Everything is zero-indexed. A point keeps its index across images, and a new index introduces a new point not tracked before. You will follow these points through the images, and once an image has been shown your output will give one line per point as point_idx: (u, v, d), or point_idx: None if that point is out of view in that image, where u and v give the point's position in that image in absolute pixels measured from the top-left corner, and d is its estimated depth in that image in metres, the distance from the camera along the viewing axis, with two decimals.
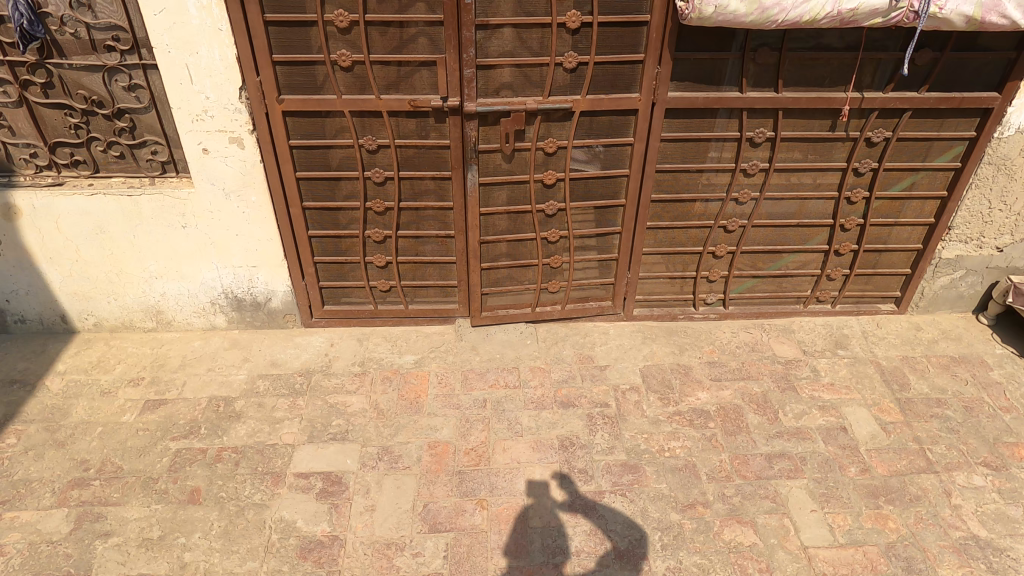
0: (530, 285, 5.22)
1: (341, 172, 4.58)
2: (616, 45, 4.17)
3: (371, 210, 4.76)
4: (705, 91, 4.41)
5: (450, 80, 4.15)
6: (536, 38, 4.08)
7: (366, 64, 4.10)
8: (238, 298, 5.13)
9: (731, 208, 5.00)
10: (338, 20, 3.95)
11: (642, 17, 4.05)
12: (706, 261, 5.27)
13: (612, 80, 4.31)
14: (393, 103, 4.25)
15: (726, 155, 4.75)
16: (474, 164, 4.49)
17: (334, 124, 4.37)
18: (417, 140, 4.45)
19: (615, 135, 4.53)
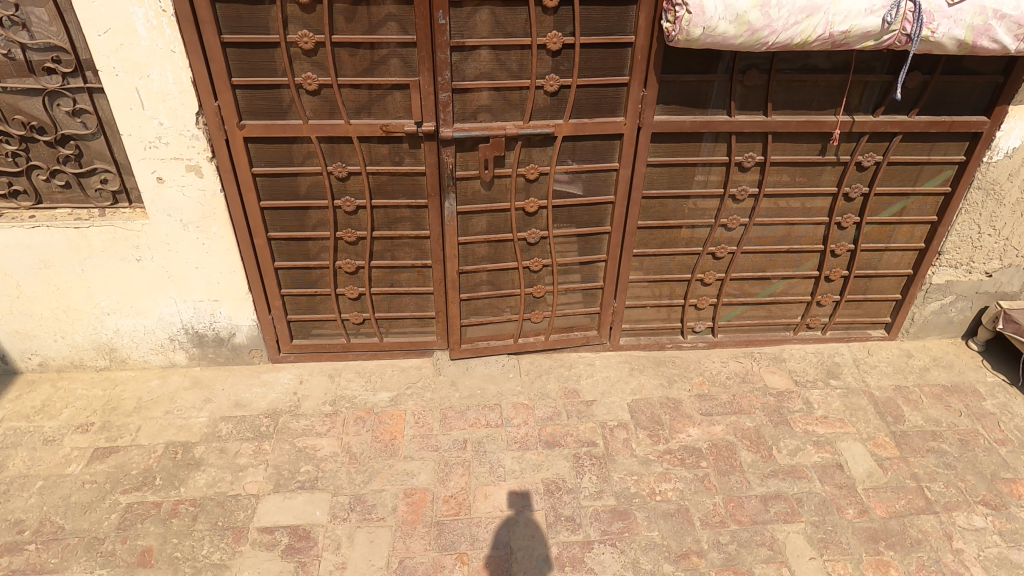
0: (512, 315, 4.96)
1: (309, 201, 4.29)
2: (599, 67, 3.94)
3: (342, 240, 4.48)
4: (692, 115, 4.19)
5: (424, 104, 3.90)
6: (515, 60, 3.84)
7: (333, 87, 3.83)
8: (199, 334, 4.80)
9: (720, 234, 4.79)
10: (302, 41, 3.68)
11: (626, 38, 3.84)
12: (695, 288, 5.06)
13: (596, 104, 4.07)
14: (364, 129, 3.98)
15: (715, 180, 4.55)
16: (451, 193, 4.23)
17: (301, 150, 4.09)
18: (390, 166, 4.18)
19: (600, 160, 4.30)
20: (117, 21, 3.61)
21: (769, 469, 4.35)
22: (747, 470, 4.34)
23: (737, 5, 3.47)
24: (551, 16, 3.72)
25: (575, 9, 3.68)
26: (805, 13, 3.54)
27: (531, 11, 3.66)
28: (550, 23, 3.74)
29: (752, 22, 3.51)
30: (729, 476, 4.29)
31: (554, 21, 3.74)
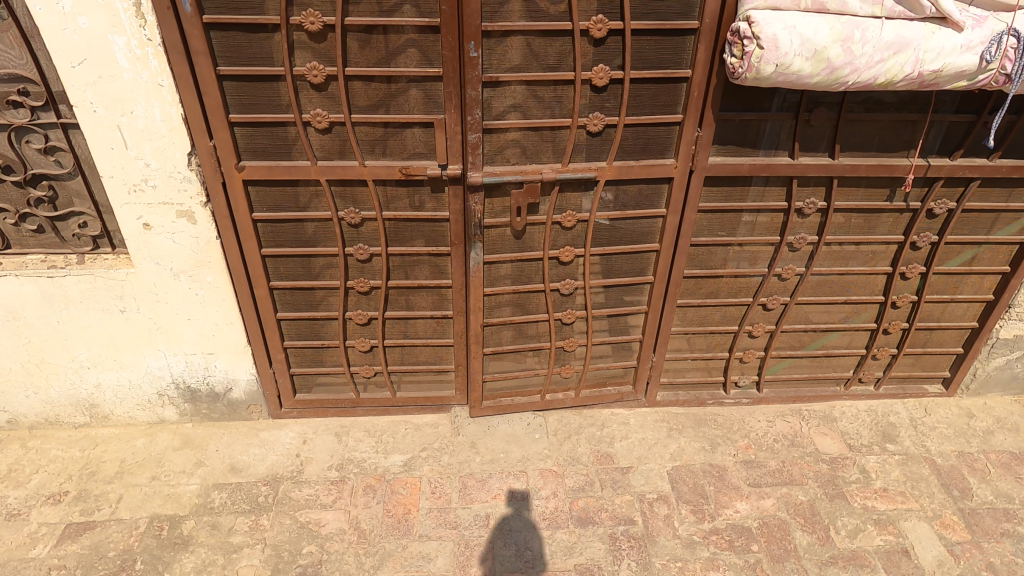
0: (540, 371, 4.46)
1: (316, 247, 3.82)
2: (649, 104, 3.43)
3: (353, 290, 4.00)
4: (750, 157, 3.69)
5: (450, 145, 3.43)
6: (554, 95, 3.34)
7: (346, 126, 3.36)
8: (191, 389, 4.35)
9: (773, 284, 4.29)
10: (312, 73, 3.22)
11: (682, 73, 3.34)
12: (742, 341, 4.57)
13: (644, 145, 3.57)
14: (381, 171, 3.50)
15: (771, 226, 4.04)
16: (479, 242, 3.73)
17: (308, 194, 3.62)
18: (410, 213, 3.69)
19: (646, 206, 3.80)
20: (94, 51, 3.13)
21: (828, 555, 3.87)
22: (803, 556, 3.85)
23: (816, 40, 2.97)
24: (596, 48, 3.23)
25: (627, 41, 3.18)
26: (893, 49, 3.03)
27: (576, 42, 3.16)
28: (595, 56, 3.25)
29: (832, 60, 3.02)
30: (784, 563, 3.80)
31: (600, 54, 3.24)
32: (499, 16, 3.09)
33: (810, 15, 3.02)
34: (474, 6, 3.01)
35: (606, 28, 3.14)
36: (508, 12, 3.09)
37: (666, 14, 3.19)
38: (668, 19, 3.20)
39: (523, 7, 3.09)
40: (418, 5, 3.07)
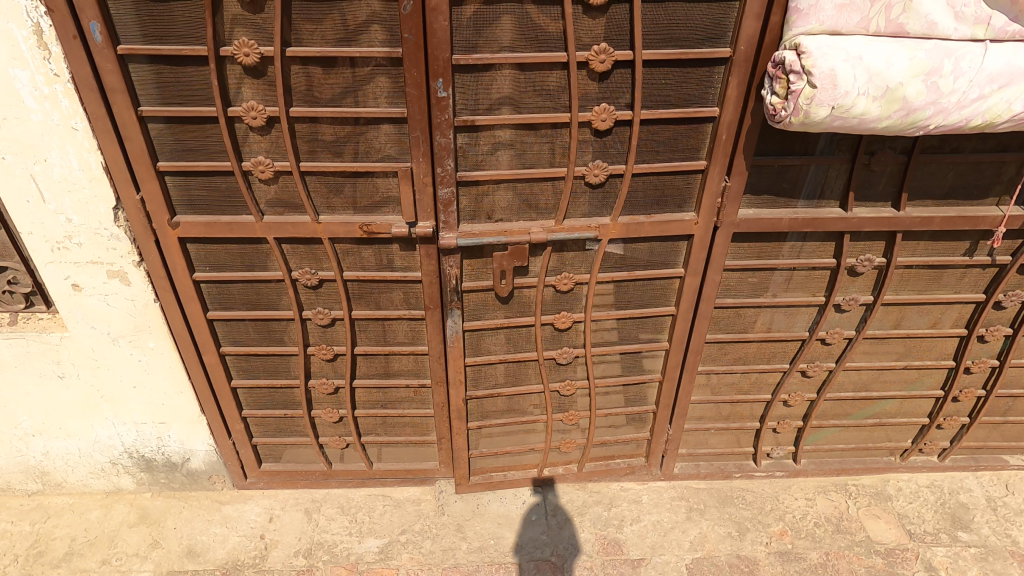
0: (537, 446, 3.87)
1: (270, 312, 3.22)
2: (666, 149, 2.77)
3: (315, 356, 3.41)
4: (789, 209, 3.03)
5: (419, 198, 2.78)
6: (547, 141, 2.70)
7: (294, 175, 2.72)
8: (146, 459, 3.82)
9: (814, 349, 3.62)
10: (249, 115, 2.57)
11: (707, 112, 2.68)
12: (777, 409, 3.91)
13: (659, 197, 2.91)
14: (338, 228, 2.87)
15: (814, 283, 3.36)
16: (457, 309, 3.12)
17: (258, 252, 3.01)
18: (379, 273, 3.08)
19: (658, 265, 3.15)
20: None
21: None
22: None
23: (888, 74, 2.34)
24: (601, 83, 2.58)
25: (638, 74, 2.52)
26: (994, 84, 2.38)
27: (571, 77, 2.51)
28: (597, 92, 2.60)
29: (909, 99, 2.38)
30: None
31: (605, 90, 2.59)
32: (491, 41, 2.45)
33: (881, 40, 2.38)
34: (445, 34, 2.37)
35: (611, 59, 2.49)
36: (492, 39, 2.45)
37: (688, 40, 2.53)
38: (690, 46, 2.54)
39: (510, 34, 2.44)
40: (390, 26, 2.41)
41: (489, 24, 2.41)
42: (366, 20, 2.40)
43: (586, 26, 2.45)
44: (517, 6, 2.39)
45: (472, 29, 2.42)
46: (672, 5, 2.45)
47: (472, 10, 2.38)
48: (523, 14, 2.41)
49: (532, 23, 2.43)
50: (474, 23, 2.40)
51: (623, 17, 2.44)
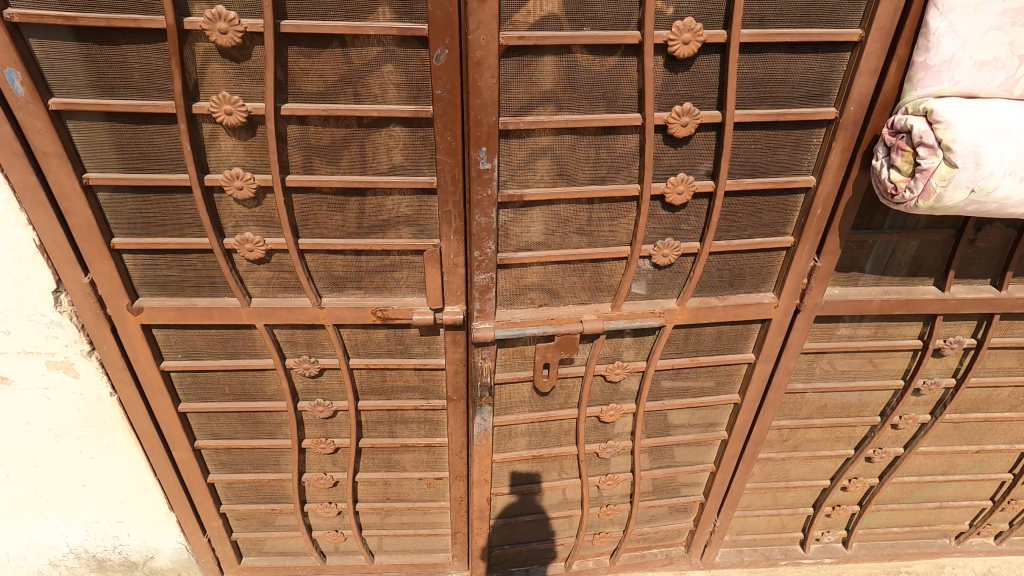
0: (566, 538, 3.37)
1: (256, 404, 2.66)
2: (748, 224, 2.28)
3: (310, 450, 2.85)
4: (878, 290, 2.58)
5: (447, 281, 2.26)
6: (607, 217, 2.17)
7: (291, 254, 2.18)
8: (98, 560, 3.20)
9: (882, 435, 3.22)
10: (234, 184, 2.03)
11: (801, 183, 2.18)
12: (834, 495, 3.50)
13: (732, 278, 2.44)
14: (346, 313, 2.34)
15: (892, 364, 2.94)
16: (488, 405, 2.58)
17: (244, 340, 2.45)
18: (393, 360, 2.55)
19: (724, 350, 2.70)
20: None
21: None
22: None
23: None
24: (676, 148, 2.04)
25: (727, 140, 1.99)
26: None
27: (646, 142, 1.97)
28: (672, 160, 2.07)
29: None
30: None
31: (681, 157, 2.07)
32: (542, 100, 1.92)
33: None
34: (492, 93, 1.85)
35: (695, 123, 1.95)
36: (542, 97, 1.91)
37: (787, 98, 2.00)
38: (789, 106, 2.02)
39: (567, 90, 1.91)
40: (416, 77, 1.90)
41: (540, 79, 1.88)
42: (385, 71, 1.88)
43: (665, 81, 1.91)
44: (578, 58, 1.86)
45: (519, 83, 1.88)
46: (772, 56, 1.92)
47: (521, 59, 1.84)
48: (585, 65, 1.87)
49: (596, 78, 1.90)
50: (518, 75, 1.86)
51: (712, 70, 1.91)
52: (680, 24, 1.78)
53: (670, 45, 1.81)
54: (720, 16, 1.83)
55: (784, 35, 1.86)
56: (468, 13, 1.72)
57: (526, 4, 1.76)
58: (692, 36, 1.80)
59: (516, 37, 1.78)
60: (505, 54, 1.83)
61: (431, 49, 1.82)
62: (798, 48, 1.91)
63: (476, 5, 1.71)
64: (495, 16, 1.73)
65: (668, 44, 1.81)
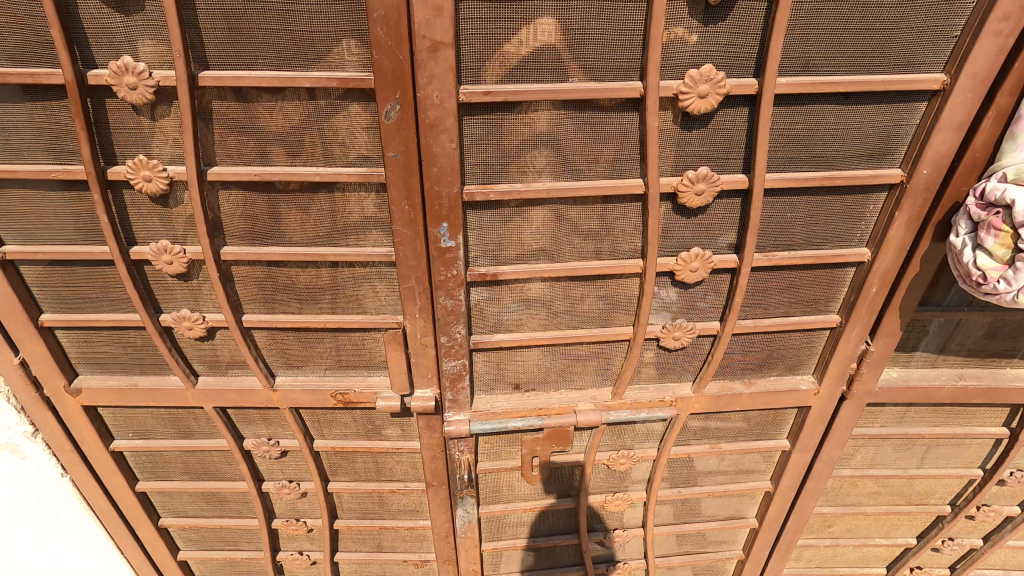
0: None
1: (220, 482, 2.44)
2: (782, 300, 1.91)
3: (280, 529, 2.61)
4: (940, 373, 2.17)
5: (415, 363, 1.92)
6: (602, 295, 1.80)
7: (233, 332, 1.87)
8: None
9: (958, 524, 2.86)
10: (163, 259, 1.74)
11: (848, 256, 1.80)
12: None
13: (763, 360, 2.05)
14: (308, 397, 2.05)
15: (953, 441, 2.54)
16: (470, 497, 2.30)
17: (196, 418, 2.21)
18: (360, 444, 2.25)
19: (754, 435, 2.31)
20: None
21: None
22: None
23: None
24: (688, 218, 1.67)
25: (756, 211, 1.61)
26: None
27: (651, 218, 1.60)
28: (686, 231, 1.69)
29: None
30: None
31: (696, 229, 1.69)
32: (516, 164, 1.56)
33: None
34: (452, 161, 1.51)
35: (713, 190, 1.58)
36: (518, 160, 1.56)
37: (835, 157, 1.65)
38: (838, 167, 1.66)
39: (550, 151, 1.55)
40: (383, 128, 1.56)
41: (523, 139, 1.53)
42: (335, 130, 1.57)
43: (677, 141, 1.54)
44: (567, 113, 1.50)
45: (490, 147, 1.53)
46: (819, 109, 1.57)
47: (490, 117, 1.49)
48: (573, 122, 1.51)
49: (587, 139, 1.54)
50: (490, 137, 1.52)
51: (738, 126, 1.54)
52: (696, 72, 1.41)
53: (682, 99, 1.44)
54: (748, 62, 1.46)
55: (835, 84, 1.51)
56: (416, 66, 1.38)
57: (517, 33, 1.39)
58: (710, 88, 1.43)
59: (481, 93, 1.43)
60: (471, 113, 1.49)
61: (379, 105, 1.45)
62: (853, 98, 1.56)
63: (426, 56, 1.37)
64: (451, 68, 1.39)
65: (679, 98, 1.45)
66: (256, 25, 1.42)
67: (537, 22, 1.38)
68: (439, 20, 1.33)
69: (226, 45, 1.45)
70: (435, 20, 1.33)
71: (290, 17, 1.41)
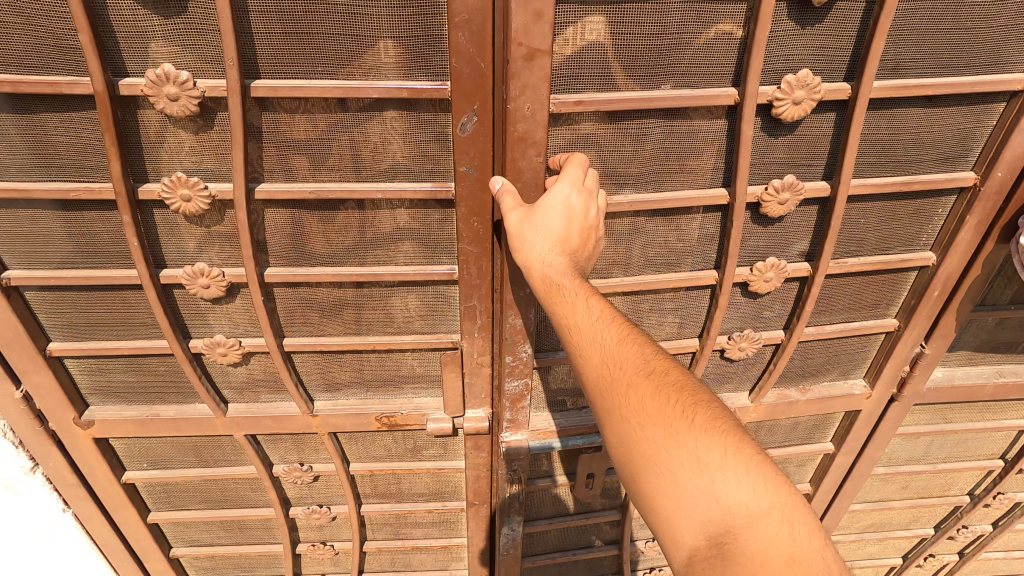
0: None
1: (241, 511, 2.27)
2: (843, 306, 1.88)
3: (304, 555, 2.45)
4: (985, 372, 2.17)
5: (470, 385, 1.89)
6: (671, 309, 1.77)
7: (274, 358, 1.73)
8: None
9: (975, 513, 2.87)
10: (198, 282, 1.57)
11: (914, 261, 1.77)
12: (914, 572, 3.20)
13: (816, 368, 2.04)
14: (352, 422, 1.92)
15: (982, 435, 2.55)
16: (517, 514, 2.23)
17: (221, 446, 2.04)
18: (400, 466, 2.12)
19: (800, 438, 2.29)
20: None
21: None
22: None
23: None
24: (767, 228, 1.62)
25: (837, 219, 1.55)
26: None
27: (734, 231, 1.56)
28: (760, 240, 1.65)
29: None
30: None
31: (769, 238, 1.64)
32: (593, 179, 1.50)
33: None
34: (536, 175, 1.46)
35: (796, 199, 1.52)
36: (599, 173, 1.49)
37: (914, 161, 1.60)
38: (914, 171, 1.61)
39: (633, 162, 1.48)
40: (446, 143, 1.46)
41: (611, 149, 1.45)
42: (368, 136, 1.43)
43: (760, 148, 1.48)
44: (654, 120, 1.43)
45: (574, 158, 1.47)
46: (903, 112, 1.50)
47: (573, 128, 1.42)
48: (657, 134, 1.45)
49: (670, 149, 1.48)
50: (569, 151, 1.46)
51: (822, 132, 1.49)
52: (793, 78, 1.34)
53: (777, 105, 1.37)
54: (842, 66, 1.39)
55: (925, 86, 1.44)
56: (508, 76, 1.31)
57: (564, 30, 1.29)
58: (806, 94, 1.36)
59: (572, 103, 1.35)
60: (559, 123, 1.42)
61: (455, 117, 1.39)
62: (937, 100, 1.50)
63: (520, 65, 1.30)
64: (545, 78, 1.32)
65: (774, 104, 1.38)
66: (319, 29, 1.28)
67: (585, 19, 1.28)
68: (538, 26, 1.25)
69: (280, 50, 1.30)
70: (534, 26, 1.25)
71: (359, 19, 1.28)
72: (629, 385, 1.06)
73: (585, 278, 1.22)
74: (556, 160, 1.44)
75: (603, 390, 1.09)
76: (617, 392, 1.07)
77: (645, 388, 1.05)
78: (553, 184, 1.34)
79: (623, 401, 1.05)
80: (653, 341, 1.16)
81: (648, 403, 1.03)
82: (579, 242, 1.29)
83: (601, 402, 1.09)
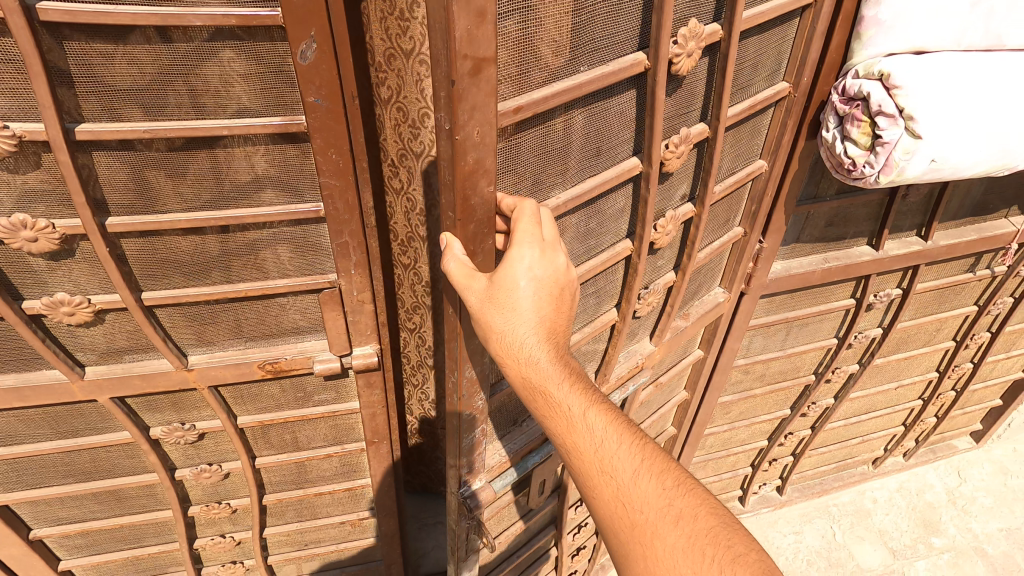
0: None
1: (116, 480, 2.15)
2: (713, 228, 2.11)
3: (197, 517, 2.39)
4: (816, 254, 2.54)
5: (353, 321, 1.90)
6: (595, 291, 1.93)
7: (134, 315, 1.65)
8: None
9: (819, 389, 3.35)
10: (14, 230, 1.42)
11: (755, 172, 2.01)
12: (775, 450, 3.70)
13: (696, 290, 2.32)
14: (234, 373, 1.88)
15: (819, 319, 2.93)
16: (474, 553, 2.46)
17: (83, 414, 1.92)
18: (297, 413, 2.11)
19: (678, 351, 2.57)
20: None
21: None
22: None
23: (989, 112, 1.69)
24: (664, 183, 1.82)
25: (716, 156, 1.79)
26: None
27: (649, 194, 1.74)
28: (661, 200, 1.86)
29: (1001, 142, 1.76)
30: None
31: (663, 193, 1.85)
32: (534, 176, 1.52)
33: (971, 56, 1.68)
34: (486, 210, 1.39)
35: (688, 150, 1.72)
36: (538, 178, 1.52)
37: (751, 86, 1.80)
38: (751, 94, 1.82)
39: (564, 156, 1.55)
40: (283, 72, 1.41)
41: (544, 147, 1.48)
42: (208, 79, 1.37)
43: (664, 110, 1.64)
44: (577, 109, 1.48)
45: (513, 169, 1.45)
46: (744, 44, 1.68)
47: (513, 128, 1.38)
48: (586, 121, 1.53)
49: (592, 130, 1.56)
50: (510, 157, 1.42)
51: (700, 77, 1.68)
52: (686, 31, 1.49)
53: (677, 60, 1.52)
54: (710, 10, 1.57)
55: (758, 16, 1.61)
56: (456, 97, 1.17)
57: None
58: (695, 44, 1.52)
59: (514, 110, 1.30)
60: (500, 134, 1.36)
61: (292, 45, 1.36)
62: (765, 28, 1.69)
63: (467, 82, 1.17)
64: (491, 91, 1.22)
65: (673, 61, 1.52)
66: None
67: None
68: (481, 29, 1.12)
69: None
70: (477, 30, 1.12)
71: None
72: (653, 533, 1.12)
73: (594, 402, 1.25)
74: (503, 202, 1.41)
75: (625, 536, 1.15)
76: (638, 539, 1.13)
77: (670, 539, 1.10)
78: (511, 246, 1.31)
79: (648, 552, 1.11)
80: (669, 461, 1.20)
81: (675, 556, 1.08)
82: (554, 317, 1.32)
83: (623, 546, 1.16)
